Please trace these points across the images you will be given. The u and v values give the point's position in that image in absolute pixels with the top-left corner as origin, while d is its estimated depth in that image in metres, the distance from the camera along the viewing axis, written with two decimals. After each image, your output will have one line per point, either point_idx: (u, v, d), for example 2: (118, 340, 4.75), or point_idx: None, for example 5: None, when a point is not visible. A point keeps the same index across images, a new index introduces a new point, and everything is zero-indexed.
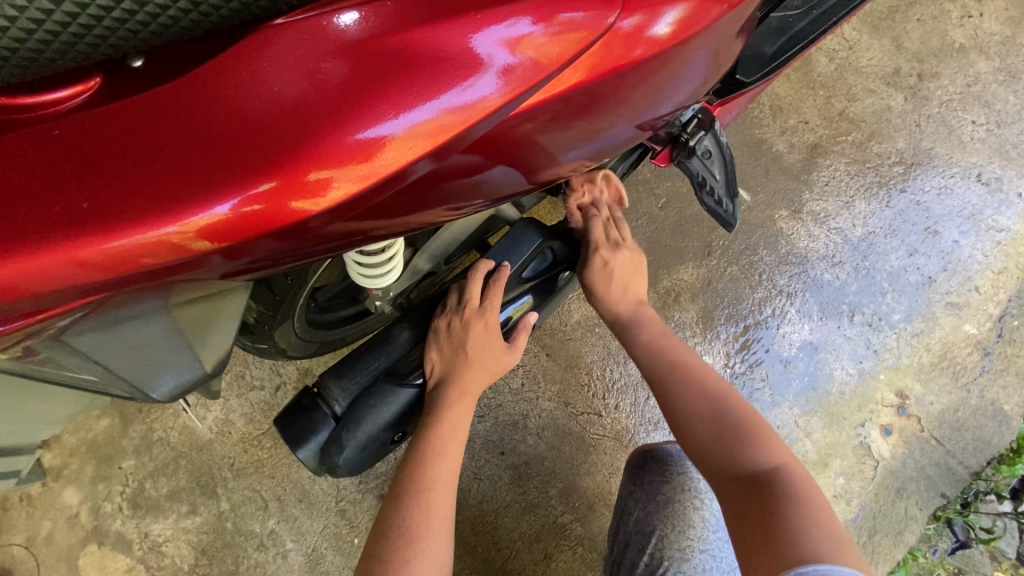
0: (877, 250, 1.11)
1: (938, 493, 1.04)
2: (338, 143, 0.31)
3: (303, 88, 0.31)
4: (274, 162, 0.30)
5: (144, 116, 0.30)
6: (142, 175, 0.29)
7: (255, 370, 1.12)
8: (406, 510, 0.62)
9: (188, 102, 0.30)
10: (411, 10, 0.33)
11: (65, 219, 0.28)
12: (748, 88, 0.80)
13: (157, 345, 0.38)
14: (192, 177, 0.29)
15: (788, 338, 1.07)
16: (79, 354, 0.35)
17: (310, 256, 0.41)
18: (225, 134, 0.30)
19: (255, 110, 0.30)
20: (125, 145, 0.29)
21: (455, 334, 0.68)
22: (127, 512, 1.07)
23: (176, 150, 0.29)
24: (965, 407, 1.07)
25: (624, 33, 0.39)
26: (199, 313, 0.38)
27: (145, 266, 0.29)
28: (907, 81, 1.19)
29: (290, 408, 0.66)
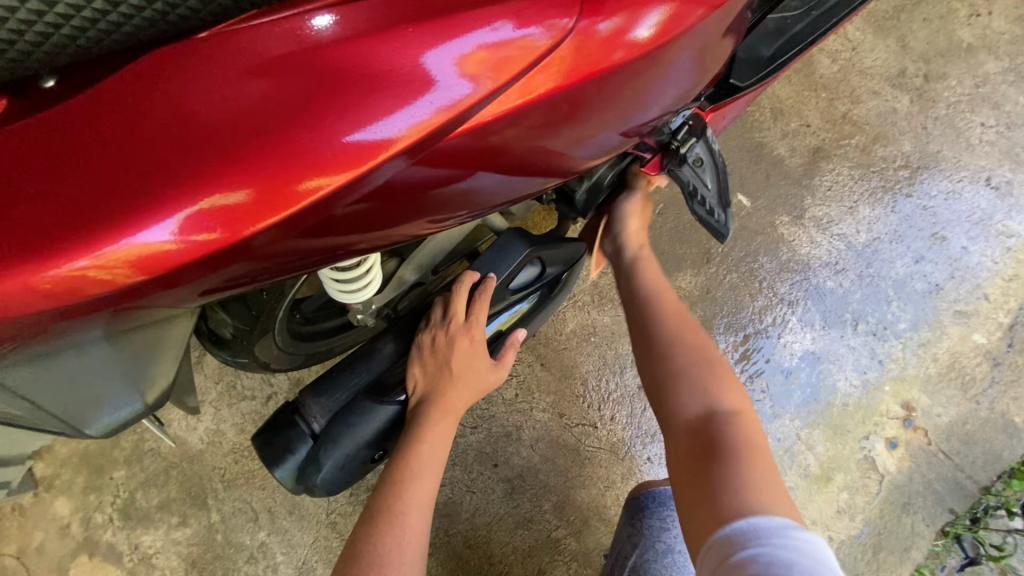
0: (882, 257, 1.08)
1: (946, 509, 1.00)
2: (295, 155, 0.29)
3: (257, 95, 0.30)
4: (225, 175, 0.28)
5: (97, 129, 0.28)
6: (85, 194, 0.27)
7: (247, 380, 1.11)
8: (380, 533, 0.59)
9: (134, 113, 0.29)
10: (380, 14, 0.32)
11: (14, 242, 0.26)
12: (742, 92, 0.77)
13: (96, 376, 0.36)
14: (137, 193, 0.28)
15: (789, 348, 1.04)
16: (7, 388, 0.33)
17: (286, 274, 0.39)
18: (174, 146, 0.28)
19: (212, 119, 0.29)
20: (77, 159, 0.28)
21: (439, 350, 0.66)
22: (118, 523, 1.06)
23: (120, 164, 0.28)
24: (975, 419, 1.03)
25: (600, 37, 0.37)
26: (142, 343, 0.36)
27: (86, 296, 0.28)
28: (913, 82, 1.16)
29: (269, 424, 0.64)
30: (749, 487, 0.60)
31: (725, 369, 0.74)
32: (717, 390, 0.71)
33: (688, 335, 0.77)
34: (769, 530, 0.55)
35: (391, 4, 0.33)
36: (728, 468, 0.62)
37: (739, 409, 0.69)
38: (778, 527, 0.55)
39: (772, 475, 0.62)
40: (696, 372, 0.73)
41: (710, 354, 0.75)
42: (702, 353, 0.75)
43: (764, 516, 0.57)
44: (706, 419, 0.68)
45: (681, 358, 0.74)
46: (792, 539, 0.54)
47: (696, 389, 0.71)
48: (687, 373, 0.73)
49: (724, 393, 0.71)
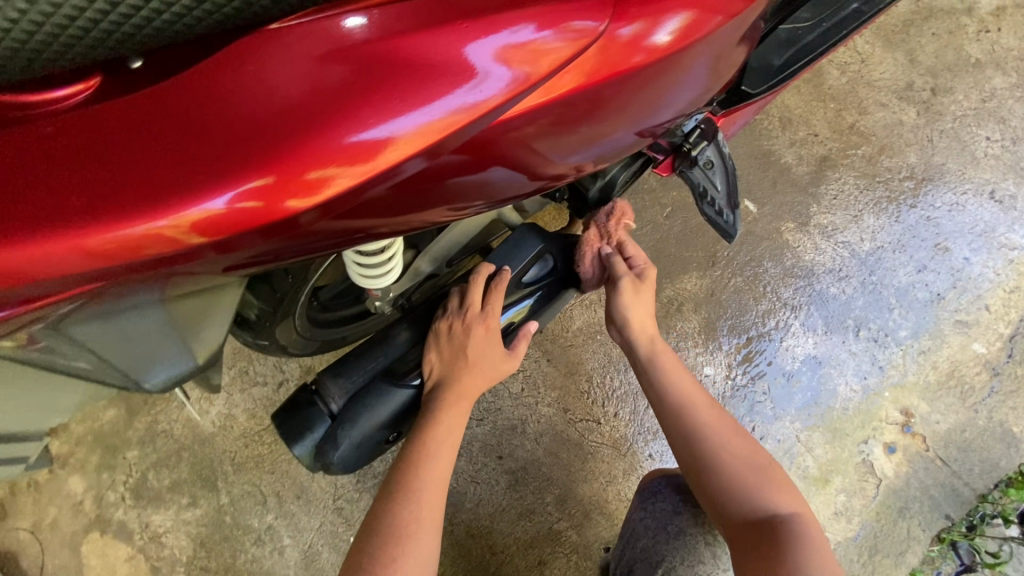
0: (885, 265, 1.10)
1: (942, 514, 1.02)
2: (333, 141, 0.32)
3: (301, 85, 0.32)
4: (269, 155, 0.31)
5: (150, 112, 0.30)
6: (141, 168, 0.30)
7: (259, 366, 1.14)
8: (398, 508, 0.62)
9: (188, 97, 0.31)
10: (415, 15, 0.34)
11: (70, 208, 0.29)
12: (753, 99, 0.80)
13: (153, 337, 0.39)
14: (189, 169, 0.30)
15: (791, 351, 1.06)
16: (76, 343, 0.37)
17: (309, 253, 0.42)
18: (223, 128, 0.31)
19: (253, 109, 0.31)
20: (132, 138, 0.30)
21: (455, 337, 0.68)
22: (129, 502, 1.09)
23: (174, 142, 0.30)
24: (973, 427, 1.05)
25: (622, 41, 0.39)
26: (195, 307, 0.39)
27: (134, 258, 0.30)
28: (920, 95, 1.18)
29: (288, 404, 0.67)
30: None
31: (776, 468, 0.78)
32: (778, 494, 0.75)
33: (734, 440, 0.78)
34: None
35: (426, 5, 0.35)
36: (805, 565, 0.67)
37: (798, 510, 0.74)
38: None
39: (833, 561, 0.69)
40: (746, 470, 0.76)
41: (750, 445, 0.78)
42: (753, 461, 0.77)
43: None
44: (768, 521, 0.72)
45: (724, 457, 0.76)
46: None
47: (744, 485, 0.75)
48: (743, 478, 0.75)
49: (783, 494, 0.75)
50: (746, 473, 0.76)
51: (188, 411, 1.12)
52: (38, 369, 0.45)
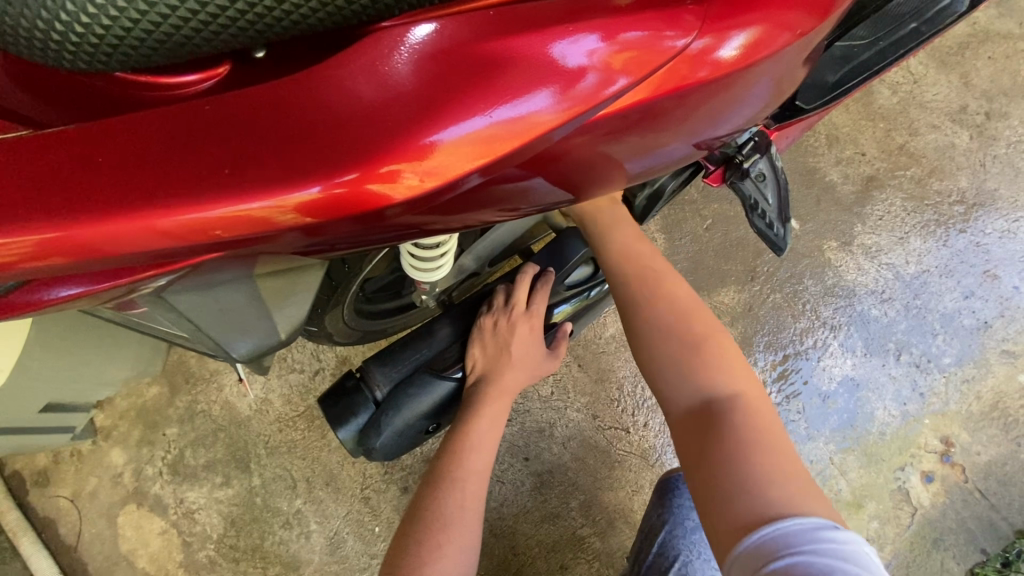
0: (931, 290, 1.07)
1: (979, 549, 0.99)
2: (402, 145, 0.32)
3: (378, 91, 0.33)
4: (343, 156, 0.32)
5: (238, 110, 0.32)
6: (224, 160, 0.31)
7: (297, 354, 1.16)
8: (442, 497, 0.64)
9: (277, 99, 0.33)
10: (491, 25, 0.34)
11: (161, 191, 0.31)
12: (807, 114, 0.79)
13: (239, 314, 0.42)
14: (271, 165, 0.31)
15: (829, 371, 1.04)
16: (174, 311, 0.40)
17: (369, 247, 0.43)
18: (305, 130, 0.32)
19: (329, 112, 0.32)
20: (219, 132, 0.32)
21: (500, 334, 0.69)
22: (166, 477, 1.13)
23: (260, 139, 0.32)
24: (1015, 461, 1.01)
25: (691, 55, 0.39)
26: (278, 285, 0.42)
27: (210, 238, 0.32)
28: (974, 119, 1.16)
29: (334, 389, 0.69)
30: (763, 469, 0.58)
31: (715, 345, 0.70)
32: (717, 373, 0.67)
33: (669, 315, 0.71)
34: (800, 535, 0.53)
35: (503, 15, 0.35)
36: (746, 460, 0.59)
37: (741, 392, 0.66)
38: (810, 528, 0.53)
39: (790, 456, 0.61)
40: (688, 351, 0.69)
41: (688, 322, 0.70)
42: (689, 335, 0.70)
43: (794, 517, 0.55)
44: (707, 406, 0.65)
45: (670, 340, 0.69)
46: (829, 543, 0.53)
47: (688, 372, 0.67)
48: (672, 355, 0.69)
49: (722, 373, 0.67)
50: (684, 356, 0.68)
51: (227, 394, 1.15)
52: (137, 327, 0.49)
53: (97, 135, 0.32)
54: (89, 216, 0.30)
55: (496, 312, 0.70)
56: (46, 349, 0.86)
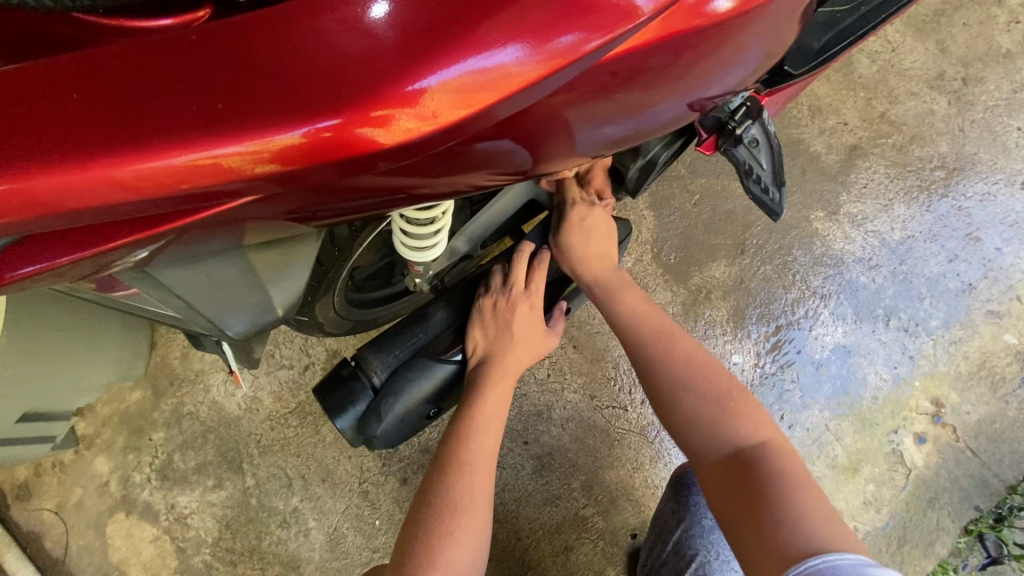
0: (916, 255, 1.08)
1: (972, 506, 1.01)
2: (378, 89, 0.29)
3: (362, 30, 0.30)
4: (315, 102, 0.29)
5: (210, 53, 0.29)
6: (193, 106, 0.29)
7: (285, 349, 1.13)
8: (451, 483, 0.63)
9: (252, 41, 0.29)
10: None
11: (124, 137, 0.28)
12: (796, 79, 0.79)
13: (233, 287, 0.41)
14: (237, 110, 0.29)
15: (820, 340, 1.05)
16: (164, 287, 0.38)
17: (352, 213, 0.40)
18: (275, 72, 0.29)
19: (309, 54, 0.29)
20: (190, 76, 0.29)
21: (500, 314, 0.68)
22: (155, 483, 1.09)
23: (230, 83, 0.29)
24: (1003, 418, 1.03)
25: (687, 4, 0.37)
26: (272, 258, 0.41)
27: (180, 191, 0.29)
28: (951, 85, 1.17)
29: (329, 378, 0.67)
30: (804, 518, 0.61)
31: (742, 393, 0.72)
32: (745, 423, 0.70)
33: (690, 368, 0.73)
34: (850, 570, 0.55)
35: None
36: (782, 505, 0.62)
37: (770, 438, 0.69)
38: (858, 565, 0.55)
39: (818, 495, 0.64)
40: (714, 403, 0.71)
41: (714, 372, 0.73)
42: (713, 386, 0.72)
43: (840, 552, 0.57)
44: (738, 454, 0.68)
45: (696, 391, 0.72)
46: None
47: (719, 423, 0.70)
48: (702, 405, 0.71)
49: (749, 421, 0.70)
50: (713, 406, 0.71)
51: (214, 394, 1.12)
52: (127, 308, 0.47)
53: (52, 76, 0.29)
54: (47, 164, 0.28)
55: (495, 293, 0.68)
56: (16, 350, 0.83)
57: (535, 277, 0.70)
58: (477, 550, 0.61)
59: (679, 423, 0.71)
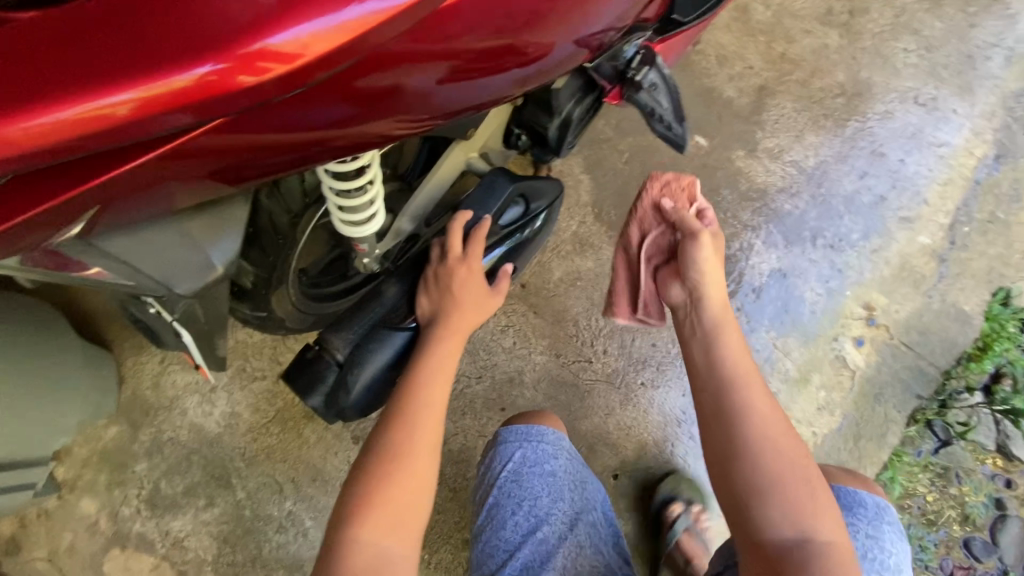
0: (830, 177, 1.17)
1: (914, 395, 1.11)
2: (271, 24, 0.34)
3: None
4: (215, 40, 0.33)
5: (121, 18, 0.34)
6: (107, 59, 0.33)
7: (255, 361, 1.15)
8: (394, 432, 0.66)
9: (156, 5, 0.34)
10: None
11: (45, 91, 0.32)
12: (686, 26, 0.84)
13: (174, 249, 0.47)
14: (147, 57, 0.33)
15: (758, 268, 1.13)
16: (110, 258, 0.44)
17: (276, 168, 0.44)
18: (174, 26, 0.34)
19: (207, 8, 0.34)
20: (103, 38, 0.33)
21: (443, 279, 0.72)
22: (146, 513, 1.10)
23: (139, 38, 0.33)
24: (929, 311, 1.13)
25: None
26: (203, 220, 0.47)
27: (101, 137, 0.33)
28: (840, 19, 1.26)
29: (295, 363, 0.70)
30: None
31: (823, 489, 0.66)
32: (819, 518, 0.64)
33: (781, 436, 0.67)
34: None
35: None
36: None
37: (836, 540, 0.64)
38: None
39: None
40: (793, 484, 0.65)
41: (796, 444, 0.67)
42: (799, 465, 0.66)
43: None
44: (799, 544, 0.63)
45: (779, 466, 0.65)
46: None
47: (795, 510, 0.64)
48: (782, 485, 0.65)
49: (825, 517, 0.65)
50: (795, 488, 0.65)
51: (191, 416, 1.13)
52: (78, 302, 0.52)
53: None
54: None
55: (433, 263, 0.73)
56: None
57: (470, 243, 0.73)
58: (421, 493, 0.65)
59: (753, 493, 0.65)
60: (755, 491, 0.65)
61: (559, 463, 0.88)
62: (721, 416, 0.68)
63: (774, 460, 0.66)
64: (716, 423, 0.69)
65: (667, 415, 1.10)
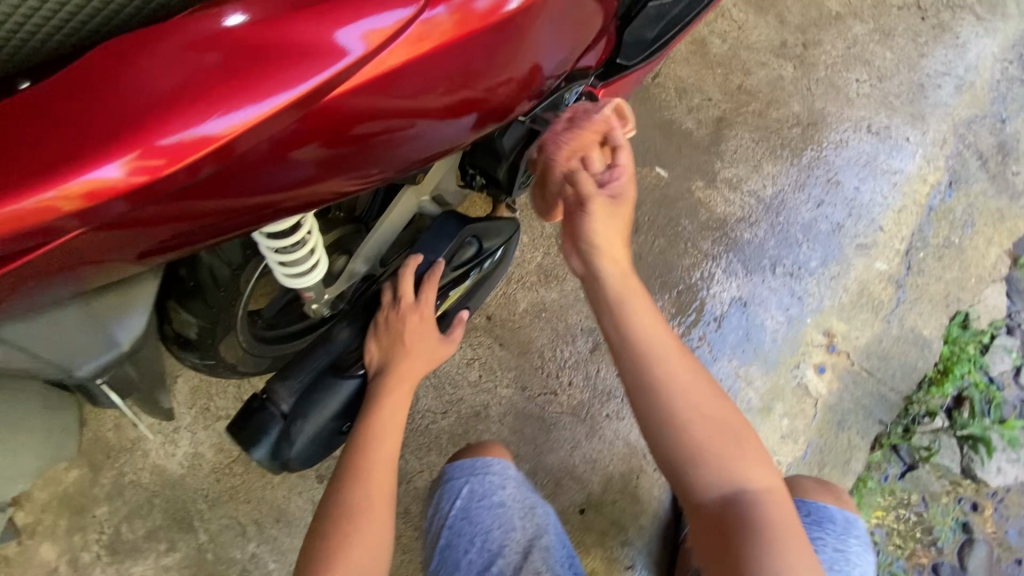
0: (788, 206, 1.20)
1: (876, 421, 1.12)
2: (206, 113, 0.38)
3: (186, 72, 0.39)
4: (160, 119, 0.37)
5: (62, 106, 0.37)
6: (53, 148, 0.36)
7: (219, 401, 1.15)
8: (348, 490, 0.66)
9: (94, 92, 0.38)
10: (287, 7, 0.42)
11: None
12: (630, 70, 0.88)
13: (78, 332, 0.49)
14: (89, 145, 0.36)
15: (719, 297, 1.14)
16: (14, 342, 0.46)
17: (222, 231, 0.47)
18: (113, 114, 0.37)
19: (143, 95, 0.38)
20: (48, 127, 0.37)
21: (393, 326, 0.72)
22: (107, 558, 1.08)
23: (81, 126, 0.37)
24: (888, 337, 1.15)
25: (482, 8, 0.46)
26: (109, 302, 0.49)
27: (49, 220, 0.36)
28: (794, 51, 1.30)
29: (240, 413, 0.69)
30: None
31: (745, 435, 0.72)
32: (748, 470, 0.71)
33: (699, 396, 0.70)
34: None
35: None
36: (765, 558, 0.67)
37: (768, 486, 0.71)
38: None
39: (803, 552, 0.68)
40: (717, 443, 0.70)
41: (718, 404, 0.71)
42: (718, 419, 0.70)
43: None
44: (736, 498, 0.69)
45: (701, 426, 0.69)
46: None
47: (724, 466, 0.70)
48: (707, 445, 0.69)
49: (754, 467, 0.71)
50: (720, 446, 0.70)
51: (154, 458, 1.12)
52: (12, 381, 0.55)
53: None
54: None
55: (385, 308, 0.73)
56: None
57: (423, 288, 0.73)
58: (380, 547, 0.66)
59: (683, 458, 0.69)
60: (683, 456, 0.70)
61: (507, 492, 0.90)
62: (644, 394, 0.70)
63: (695, 423, 0.69)
64: (638, 396, 0.70)
65: (633, 446, 1.11)
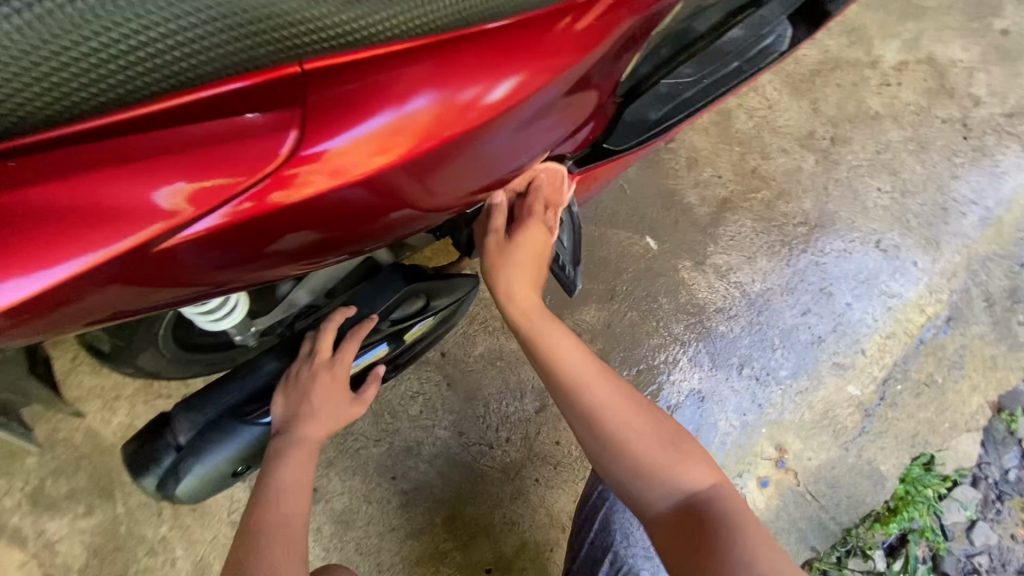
0: (773, 307, 1.14)
1: (808, 546, 1.08)
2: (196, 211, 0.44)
3: (173, 167, 0.42)
4: (153, 211, 0.42)
5: (48, 194, 0.40)
6: (48, 235, 0.40)
7: (164, 379, 1.16)
8: (253, 551, 0.62)
9: (81, 182, 0.40)
10: (270, 100, 0.43)
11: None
12: (619, 155, 0.83)
13: None
14: (85, 235, 0.41)
15: (678, 386, 1.11)
16: None
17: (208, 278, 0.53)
18: (105, 207, 0.41)
19: (132, 189, 0.42)
20: (37, 213, 0.40)
21: (302, 381, 0.70)
22: (25, 508, 1.09)
23: (73, 216, 0.41)
24: (842, 464, 1.10)
25: (461, 104, 0.48)
26: None
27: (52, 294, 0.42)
28: (820, 144, 1.23)
29: (139, 433, 0.70)
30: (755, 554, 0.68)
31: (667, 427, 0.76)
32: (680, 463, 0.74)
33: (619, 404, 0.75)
34: None
35: (280, 90, 0.43)
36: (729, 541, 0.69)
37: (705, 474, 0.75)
38: None
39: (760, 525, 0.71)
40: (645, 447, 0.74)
41: (633, 398, 0.76)
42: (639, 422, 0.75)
43: None
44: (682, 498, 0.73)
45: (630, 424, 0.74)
46: None
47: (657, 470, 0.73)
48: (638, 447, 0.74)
49: (684, 456, 0.75)
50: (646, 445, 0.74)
51: (90, 421, 1.13)
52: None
53: None
54: None
55: (299, 360, 0.71)
56: None
57: (345, 345, 0.72)
58: None
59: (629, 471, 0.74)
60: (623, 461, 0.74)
61: None
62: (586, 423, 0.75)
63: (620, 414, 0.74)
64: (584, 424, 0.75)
65: (553, 517, 1.10)
